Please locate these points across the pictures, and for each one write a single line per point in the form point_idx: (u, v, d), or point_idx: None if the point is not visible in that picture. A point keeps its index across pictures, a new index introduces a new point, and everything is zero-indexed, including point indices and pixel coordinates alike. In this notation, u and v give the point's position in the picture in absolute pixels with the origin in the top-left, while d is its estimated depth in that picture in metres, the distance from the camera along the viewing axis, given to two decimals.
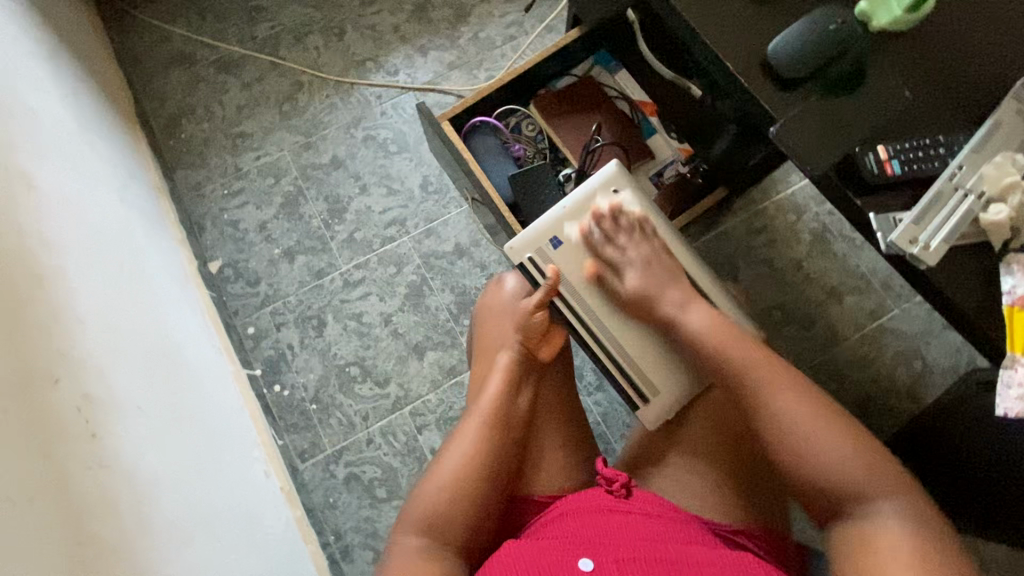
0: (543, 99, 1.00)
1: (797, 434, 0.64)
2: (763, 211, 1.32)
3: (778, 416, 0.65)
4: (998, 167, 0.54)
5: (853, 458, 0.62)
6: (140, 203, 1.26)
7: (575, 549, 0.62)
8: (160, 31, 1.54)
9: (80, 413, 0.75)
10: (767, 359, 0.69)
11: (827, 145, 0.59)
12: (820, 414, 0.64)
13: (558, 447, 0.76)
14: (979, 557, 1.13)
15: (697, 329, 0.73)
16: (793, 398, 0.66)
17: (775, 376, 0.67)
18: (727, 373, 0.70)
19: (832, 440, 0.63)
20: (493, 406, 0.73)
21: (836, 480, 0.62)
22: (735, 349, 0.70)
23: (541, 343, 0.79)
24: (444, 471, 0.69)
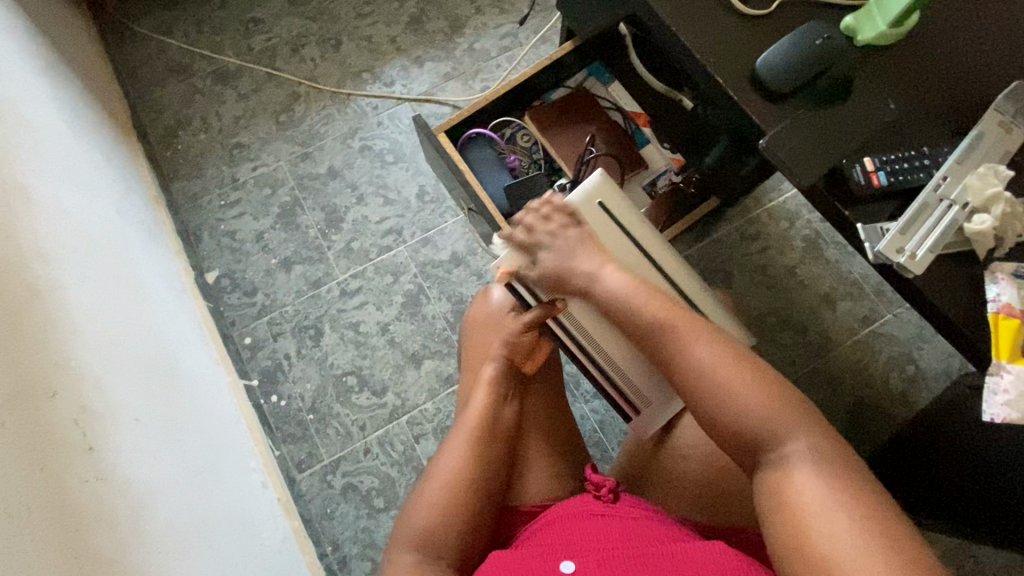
0: (537, 110, 1.01)
1: (710, 380, 0.63)
2: (756, 218, 1.33)
3: (690, 363, 0.64)
4: (982, 178, 0.56)
5: (766, 400, 0.61)
6: (136, 213, 1.26)
7: (559, 553, 0.62)
8: (157, 43, 1.55)
9: (77, 425, 0.76)
10: (675, 309, 0.68)
11: (818, 155, 0.59)
12: (732, 360, 0.63)
13: (546, 455, 0.78)
14: (975, 561, 1.13)
15: (610, 282, 0.72)
16: (707, 344, 0.65)
17: (686, 325, 0.67)
18: (639, 322, 0.69)
19: (742, 384, 0.62)
20: (481, 419, 0.73)
21: (747, 421, 0.60)
22: (645, 301, 0.69)
23: (529, 355, 0.79)
24: (435, 485, 0.70)
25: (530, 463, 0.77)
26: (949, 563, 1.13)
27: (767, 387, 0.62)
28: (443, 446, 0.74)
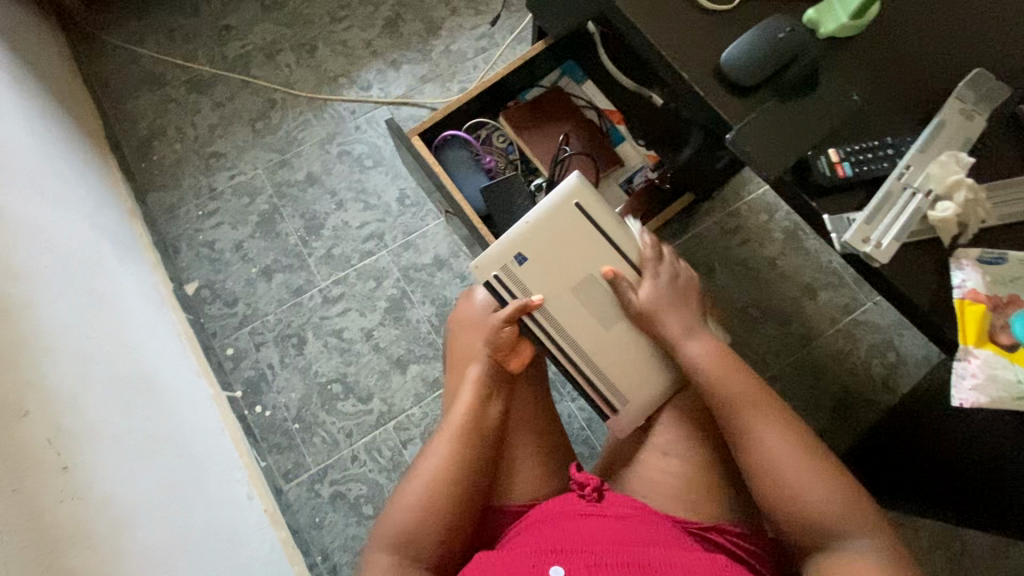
0: (512, 111, 1.01)
1: (784, 471, 0.65)
2: (736, 211, 1.34)
3: (767, 452, 0.67)
4: (943, 165, 0.57)
5: (834, 494, 0.64)
6: (111, 226, 1.24)
7: (548, 555, 0.61)
8: (128, 53, 1.53)
9: (51, 444, 0.74)
10: (765, 395, 0.71)
11: (783, 149, 0.60)
12: (805, 454, 0.66)
13: (533, 454, 0.77)
14: (961, 543, 1.15)
15: (691, 349, 0.76)
16: (781, 433, 0.68)
17: (763, 410, 0.69)
18: (720, 394, 0.72)
19: (815, 478, 0.64)
20: (466, 417, 0.73)
21: (814, 515, 0.63)
22: (734, 382, 0.72)
23: (512, 354, 0.79)
24: (417, 484, 0.69)
25: (517, 462, 0.76)
26: (935, 545, 1.15)
27: (833, 480, 0.65)
28: (427, 447, 0.74)
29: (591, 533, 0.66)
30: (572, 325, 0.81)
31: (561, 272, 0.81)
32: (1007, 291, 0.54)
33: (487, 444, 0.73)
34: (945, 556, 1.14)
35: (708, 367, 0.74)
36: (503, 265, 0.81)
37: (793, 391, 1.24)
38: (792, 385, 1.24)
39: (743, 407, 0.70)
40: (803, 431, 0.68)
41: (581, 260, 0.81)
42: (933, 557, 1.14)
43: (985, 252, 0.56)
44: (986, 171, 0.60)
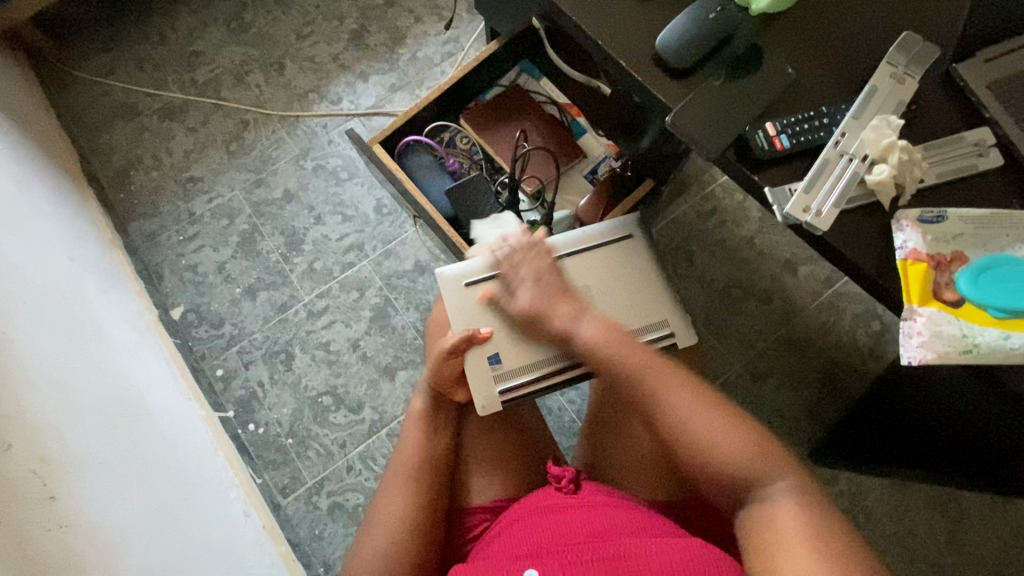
0: (471, 112, 1.03)
1: (690, 432, 0.64)
2: (710, 194, 1.35)
3: (671, 418, 0.65)
4: (876, 130, 0.58)
5: (747, 445, 0.63)
6: (92, 258, 1.25)
7: (524, 561, 0.61)
8: (100, 86, 1.55)
9: (36, 475, 0.75)
10: (657, 362, 0.68)
11: (721, 125, 0.62)
12: (702, 411, 0.64)
13: (486, 462, 0.74)
14: (958, 506, 1.15)
15: (589, 341, 0.70)
16: (686, 396, 0.65)
17: (664, 376, 0.67)
18: (616, 373, 0.68)
19: (719, 436, 0.63)
20: (416, 452, 0.70)
21: (728, 470, 0.62)
22: (630, 355, 0.68)
23: (458, 386, 0.77)
24: (376, 532, 0.66)
25: (469, 474, 0.74)
26: (934, 509, 1.15)
27: (741, 430, 0.64)
28: (379, 489, 0.70)
29: (567, 526, 0.66)
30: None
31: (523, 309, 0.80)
32: (949, 248, 0.55)
33: (438, 473, 0.69)
34: (944, 520, 1.14)
35: (604, 341, 0.70)
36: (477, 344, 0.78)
37: (781, 367, 1.24)
38: (778, 361, 1.25)
39: (639, 375, 0.67)
40: (695, 390, 0.66)
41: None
42: (932, 521, 1.14)
43: (924, 212, 0.56)
44: (923, 132, 0.61)
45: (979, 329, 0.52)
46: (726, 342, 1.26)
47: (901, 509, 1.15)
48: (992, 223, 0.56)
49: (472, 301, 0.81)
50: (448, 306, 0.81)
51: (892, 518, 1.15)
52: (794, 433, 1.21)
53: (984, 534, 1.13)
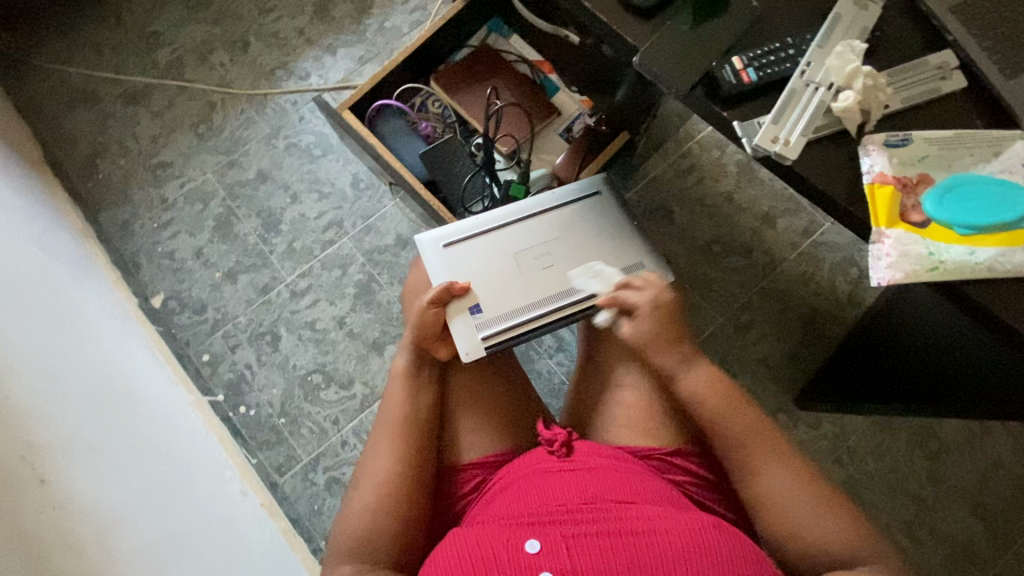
0: (441, 74, 1.02)
1: (783, 497, 0.61)
2: (688, 151, 1.35)
3: (767, 477, 0.62)
4: (840, 57, 0.59)
5: (840, 523, 0.59)
6: (64, 249, 1.22)
7: (525, 531, 0.58)
8: (57, 73, 1.49)
9: (24, 459, 0.77)
10: (765, 430, 0.65)
11: (688, 63, 0.62)
12: (805, 487, 0.61)
13: (474, 414, 0.73)
14: (939, 441, 1.19)
15: (696, 395, 0.68)
16: (782, 464, 0.63)
17: (771, 441, 0.64)
18: (724, 433, 0.66)
19: (815, 511, 0.60)
20: (402, 411, 0.68)
21: (818, 540, 0.59)
22: (741, 420, 0.65)
23: (439, 341, 0.75)
24: (364, 490, 0.64)
25: (458, 429, 0.72)
26: (914, 444, 1.19)
27: (832, 517, 0.60)
28: (367, 449, 0.68)
29: (564, 487, 0.63)
30: (531, 288, 0.81)
31: (501, 268, 0.82)
32: (915, 171, 0.57)
33: (425, 428, 0.68)
34: (925, 454, 1.18)
35: (710, 398, 0.67)
36: (461, 303, 0.79)
37: (763, 318, 1.26)
38: (761, 313, 1.26)
39: (739, 437, 0.65)
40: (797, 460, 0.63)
41: (489, 251, 0.83)
42: (913, 456, 1.18)
43: (890, 136, 0.58)
44: (887, 60, 0.61)
45: (945, 247, 0.54)
46: (709, 297, 1.27)
47: (883, 446, 1.19)
48: (955, 143, 0.58)
49: (450, 261, 0.82)
50: (428, 267, 0.82)
51: (875, 456, 1.19)
52: (779, 382, 1.23)
53: (962, 465, 1.18)
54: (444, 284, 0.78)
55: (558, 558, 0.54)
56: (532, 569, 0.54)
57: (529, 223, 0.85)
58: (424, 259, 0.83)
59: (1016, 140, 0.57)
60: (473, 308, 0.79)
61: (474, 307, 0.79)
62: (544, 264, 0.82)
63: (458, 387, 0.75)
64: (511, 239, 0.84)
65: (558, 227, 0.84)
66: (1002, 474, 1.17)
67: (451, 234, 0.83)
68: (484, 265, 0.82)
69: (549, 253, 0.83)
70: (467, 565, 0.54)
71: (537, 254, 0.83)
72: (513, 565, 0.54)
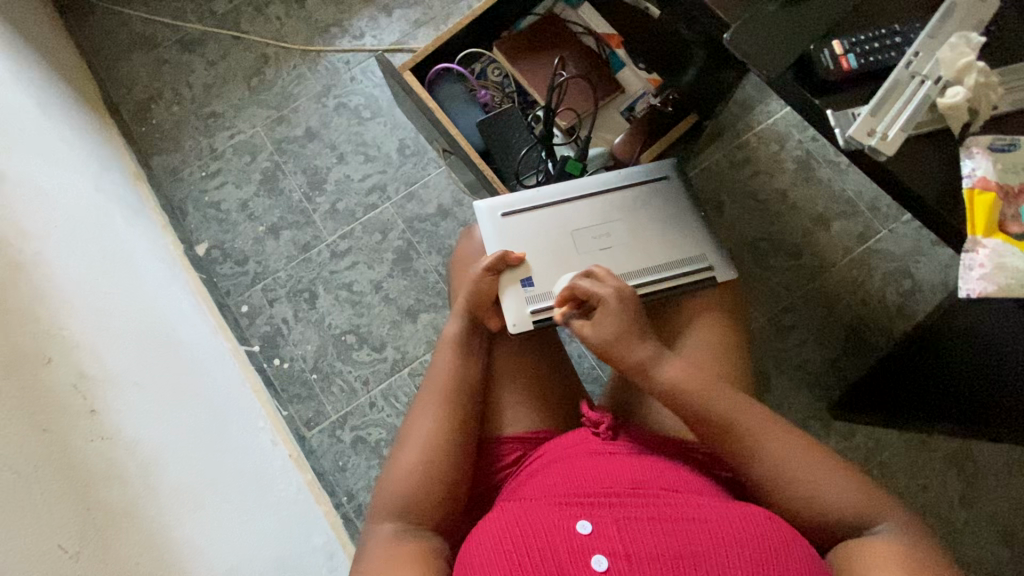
0: (505, 41, 1.00)
1: (789, 477, 0.60)
2: (745, 142, 1.30)
3: (767, 459, 0.61)
4: (954, 49, 0.54)
5: (848, 487, 0.59)
6: (117, 190, 1.25)
7: (572, 512, 0.57)
8: (118, 16, 1.50)
9: (76, 390, 0.80)
10: (754, 408, 0.64)
11: (784, 43, 0.57)
12: (807, 458, 0.61)
13: (518, 389, 0.73)
14: (977, 464, 1.15)
15: (675, 387, 0.65)
16: (780, 437, 0.62)
17: (760, 419, 0.63)
18: (712, 424, 0.63)
19: (824, 484, 0.60)
20: (451, 378, 0.69)
21: (837, 515, 0.59)
22: (727, 409, 0.63)
23: (491, 311, 0.75)
24: (409, 450, 0.65)
25: (501, 402, 0.72)
26: (950, 465, 1.15)
27: (841, 480, 0.60)
28: (412, 412, 0.69)
29: (610, 471, 0.62)
30: (586, 268, 0.80)
31: (557, 244, 0.81)
32: (1017, 180, 0.53)
33: (471, 397, 0.68)
34: (960, 477, 1.15)
35: (690, 386, 0.64)
36: (514, 275, 0.78)
37: (806, 322, 1.22)
38: (805, 315, 1.23)
39: (730, 423, 0.63)
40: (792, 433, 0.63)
41: (546, 225, 0.82)
42: (947, 478, 1.15)
43: (996, 140, 0.54)
44: (1000, 57, 0.57)
45: None
46: (753, 295, 1.24)
47: (917, 464, 1.16)
48: None
49: (506, 231, 0.81)
50: (484, 235, 0.81)
51: (907, 473, 1.16)
52: (815, 388, 1.20)
53: (998, 492, 1.14)
54: (500, 253, 0.77)
55: (609, 539, 0.53)
56: (585, 549, 0.52)
57: (590, 201, 0.83)
58: (480, 227, 0.82)
59: None
60: (527, 281, 0.78)
61: (528, 281, 0.78)
62: (602, 245, 0.81)
63: (504, 360, 0.74)
64: (570, 215, 0.82)
65: (619, 208, 0.82)
66: None
67: (510, 203, 0.82)
68: (540, 239, 0.81)
69: (608, 234, 0.81)
70: (515, 542, 0.54)
71: (596, 234, 0.81)
72: (564, 544, 0.53)
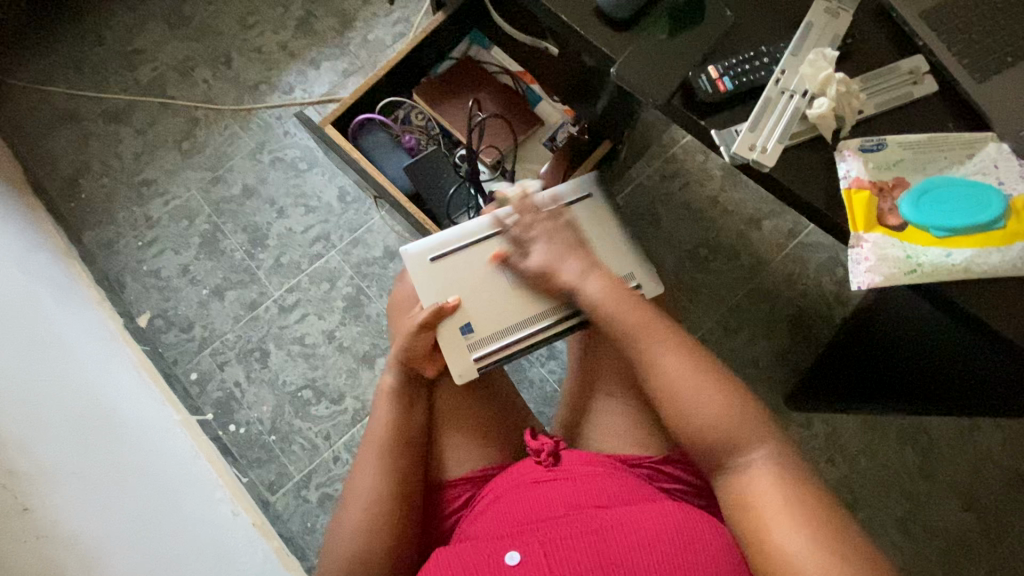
0: (424, 89, 1.04)
1: (682, 397, 0.63)
2: (673, 155, 1.36)
3: (667, 375, 0.64)
4: (813, 65, 0.61)
5: (732, 414, 0.62)
6: (48, 271, 1.21)
7: (505, 542, 0.60)
8: (37, 93, 1.48)
9: (6, 488, 0.76)
10: (654, 323, 0.68)
11: (663, 74, 0.64)
12: (704, 382, 0.63)
13: (462, 430, 0.73)
14: (929, 437, 1.20)
15: (594, 299, 0.71)
16: (669, 354, 0.65)
17: (654, 336, 0.67)
18: (616, 325, 0.68)
19: (707, 406, 0.62)
20: (389, 432, 0.69)
21: (712, 433, 0.62)
22: (625, 319, 0.68)
23: (428, 360, 0.75)
24: (352, 510, 0.65)
25: (446, 446, 0.72)
26: (904, 440, 1.20)
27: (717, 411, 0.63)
28: (353, 468, 0.69)
29: (548, 499, 0.64)
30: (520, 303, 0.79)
31: (490, 283, 0.80)
32: (890, 175, 0.59)
33: (412, 447, 0.69)
34: (915, 451, 1.19)
35: (605, 300, 0.70)
36: (450, 324, 0.77)
37: (752, 320, 1.27)
38: (750, 314, 1.27)
39: (630, 332, 0.68)
40: (697, 355, 0.66)
41: (476, 265, 0.81)
42: (904, 453, 1.19)
43: (865, 141, 0.60)
44: (858, 66, 0.63)
45: (922, 250, 0.56)
46: (698, 300, 1.28)
47: (874, 444, 1.20)
48: (929, 146, 0.60)
49: (438, 277, 0.80)
50: (416, 283, 0.80)
51: (866, 454, 1.19)
52: (770, 382, 1.24)
53: (952, 460, 1.18)
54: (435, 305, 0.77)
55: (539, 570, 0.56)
56: None
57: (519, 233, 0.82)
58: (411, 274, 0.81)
59: (988, 143, 0.59)
60: (465, 329, 0.77)
61: (465, 329, 0.78)
62: (535, 277, 0.81)
63: (444, 403, 0.75)
64: (500, 251, 0.81)
65: None
66: (992, 468, 1.18)
67: (439, 247, 0.81)
68: (472, 280, 0.80)
69: None
70: None
71: None
72: None
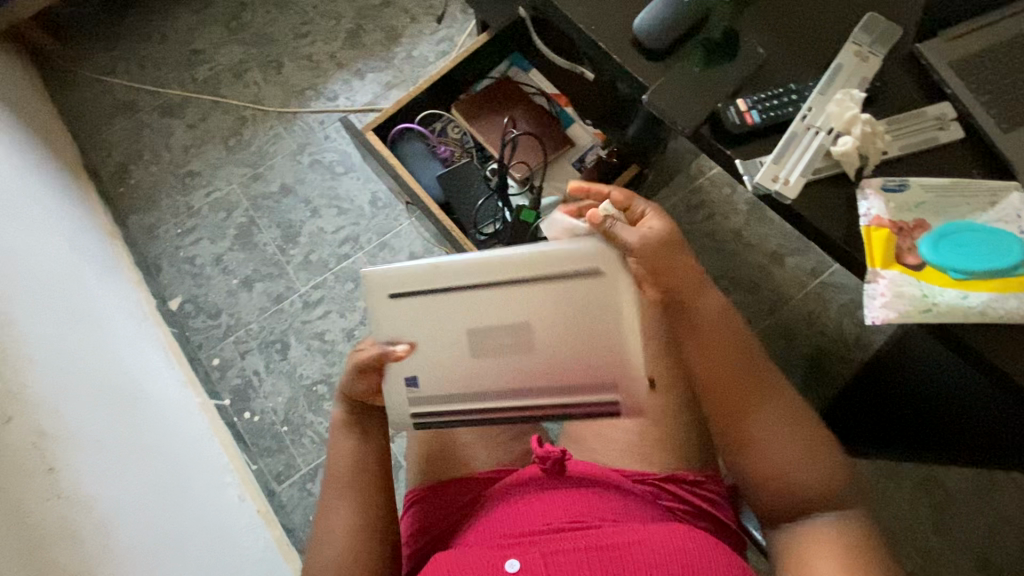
0: (463, 103, 1.09)
1: (774, 444, 0.63)
2: (699, 187, 1.38)
3: (762, 422, 0.64)
4: (840, 104, 0.63)
5: (819, 465, 0.62)
6: (92, 249, 1.28)
7: (507, 551, 0.60)
8: (101, 84, 1.58)
9: (36, 447, 0.79)
10: (759, 368, 0.67)
11: (692, 103, 0.67)
12: (799, 432, 0.64)
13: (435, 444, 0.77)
14: (946, 491, 1.17)
15: (703, 312, 0.67)
16: (771, 404, 0.65)
17: (757, 380, 0.66)
18: (722, 356, 0.66)
19: (799, 455, 0.62)
20: (353, 464, 0.69)
21: (797, 485, 0.62)
22: (729, 353, 0.66)
23: (374, 394, 0.70)
24: (330, 544, 0.66)
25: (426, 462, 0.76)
26: (919, 492, 1.16)
27: (782, 404, 0.65)
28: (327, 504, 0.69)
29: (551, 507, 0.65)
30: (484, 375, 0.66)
31: (455, 341, 0.66)
32: (911, 216, 0.60)
33: (385, 470, 0.71)
34: (930, 505, 1.16)
35: (713, 322, 0.67)
36: (399, 379, 0.67)
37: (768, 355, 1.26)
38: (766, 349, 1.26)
39: (734, 360, 0.66)
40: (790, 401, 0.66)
41: (441, 318, 0.65)
42: (918, 506, 1.16)
43: (887, 181, 0.61)
44: (886, 109, 0.65)
45: (938, 290, 0.57)
46: None
47: (887, 494, 1.16)
48: (952, 191, 0.61)
49: (396, 318, 0.66)
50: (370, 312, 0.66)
51: (878, 503, 1.16)
52: None
53: (969, 518, 1.14)
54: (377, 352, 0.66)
55: None
56: None
57: (502, 288, 0.64)
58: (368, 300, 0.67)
59: (1011, 192, 0.60)
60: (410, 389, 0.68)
61: (410, 387, 0.67)
62: (506, 351, 0.65)
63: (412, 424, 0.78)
64: (474, 307, 0.64)
65: (534, 304, 0.64)
66: (1011, 529, 1.13)
67: (404, 281, 0.65)
68: (432, 335, 0.66)
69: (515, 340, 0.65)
70: None
71: (501, 335, 0.65)
72: None
